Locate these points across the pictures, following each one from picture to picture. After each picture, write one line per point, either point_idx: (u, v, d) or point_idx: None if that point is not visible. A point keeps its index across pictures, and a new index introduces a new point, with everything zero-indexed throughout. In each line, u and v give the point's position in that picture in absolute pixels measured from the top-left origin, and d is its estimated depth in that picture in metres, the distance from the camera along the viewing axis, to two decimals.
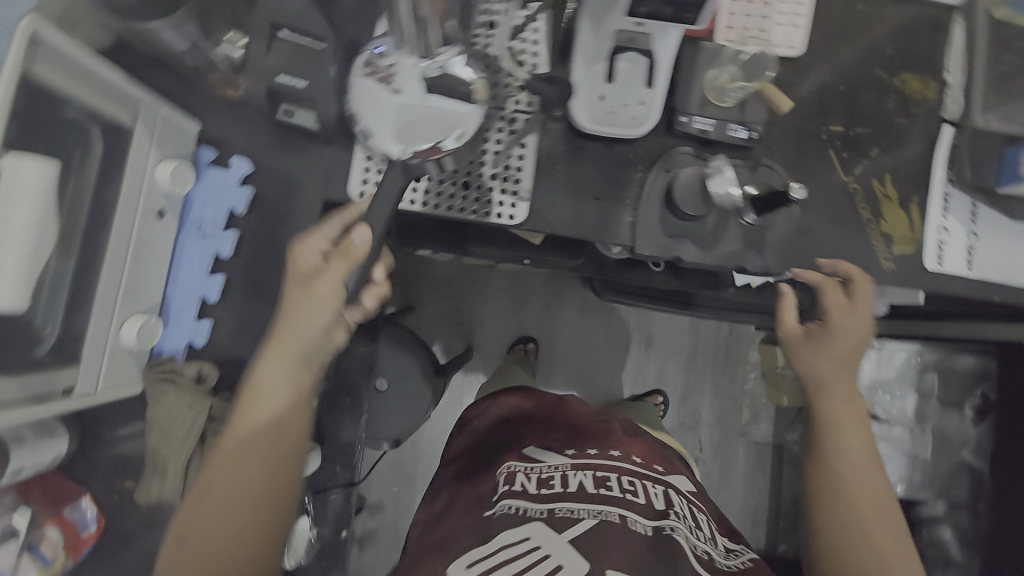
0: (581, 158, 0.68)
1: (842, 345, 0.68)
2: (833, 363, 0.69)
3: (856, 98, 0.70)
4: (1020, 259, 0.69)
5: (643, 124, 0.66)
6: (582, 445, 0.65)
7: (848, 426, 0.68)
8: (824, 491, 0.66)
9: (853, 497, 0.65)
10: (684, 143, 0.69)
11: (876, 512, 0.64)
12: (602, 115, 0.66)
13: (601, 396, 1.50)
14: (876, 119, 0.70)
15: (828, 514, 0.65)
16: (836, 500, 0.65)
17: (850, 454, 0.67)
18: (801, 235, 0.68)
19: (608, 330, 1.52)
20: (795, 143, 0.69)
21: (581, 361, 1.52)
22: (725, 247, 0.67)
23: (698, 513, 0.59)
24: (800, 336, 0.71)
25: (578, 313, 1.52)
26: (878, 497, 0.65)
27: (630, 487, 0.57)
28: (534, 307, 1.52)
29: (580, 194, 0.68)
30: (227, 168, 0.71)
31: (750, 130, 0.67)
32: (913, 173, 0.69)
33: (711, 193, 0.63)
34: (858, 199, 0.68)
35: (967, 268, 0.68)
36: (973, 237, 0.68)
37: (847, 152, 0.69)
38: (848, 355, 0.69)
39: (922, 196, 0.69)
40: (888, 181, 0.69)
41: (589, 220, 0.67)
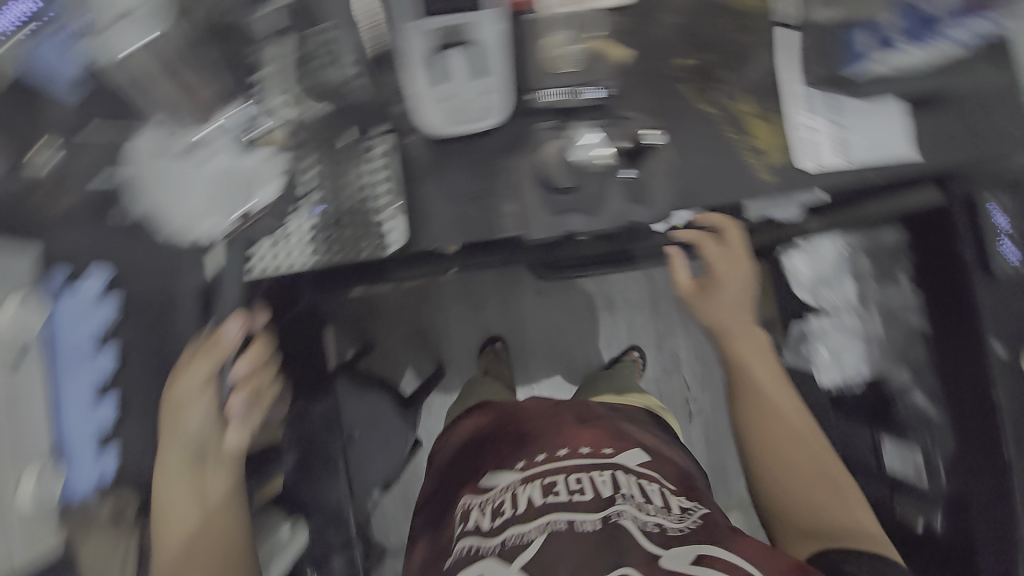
0: (447, 162, 0.66)
1: (732, 290, 0.86)
2: (729, 309, 0.85)
3: (692, 28, 0.70)
4: (892, 135, 0.71)
5: (495, 112, 0.64)
6: (533, 453, 0.72)
7: (755, 360, 0.81)
8: (751, 418, 0.76)
9: (775, 417, 0.75)
10: (542, 119, 0.68)
11: (800, 429, 0.74)
12: (450, 113, 0.63)
13: (582, 368, 1.51)
14: (716, 43, 0.70)
15: (756, 436, 0.75)
16: (760, 421, 0.75)
17: (762, 385, 0.78)
18: (680, 174, 0.68)
19: (569, 304, 1.52)
20: (647, 88, 0.69)
21: (553, 341, 1.53)
22: (609, 209, 0.67)
23: (649, 483, 0.66)
24: (698, 292, 0.89)
25: (537, 296, 1.52)
26: (797, 418, 0.75)
27: (577, 487, 0.64)
28: (493, 304, 1.51)
29: (456, 199, 0.66)
30: (78, 287, 0.64)
31: (605, 88, 0.68)
32: (765, 84, 0.70)
33: (575, 162, 0.68)
34: (722, 125, 0.68)
35: (846, 161, 0.69)
36: (841, 129, 0.70)
37: (699, 83, 0.69)
38: (739, 298, 0.86)
39: (785, 105, 0.70)
40: (742, 99, 0.70)
41: (472, 223, 0.66)
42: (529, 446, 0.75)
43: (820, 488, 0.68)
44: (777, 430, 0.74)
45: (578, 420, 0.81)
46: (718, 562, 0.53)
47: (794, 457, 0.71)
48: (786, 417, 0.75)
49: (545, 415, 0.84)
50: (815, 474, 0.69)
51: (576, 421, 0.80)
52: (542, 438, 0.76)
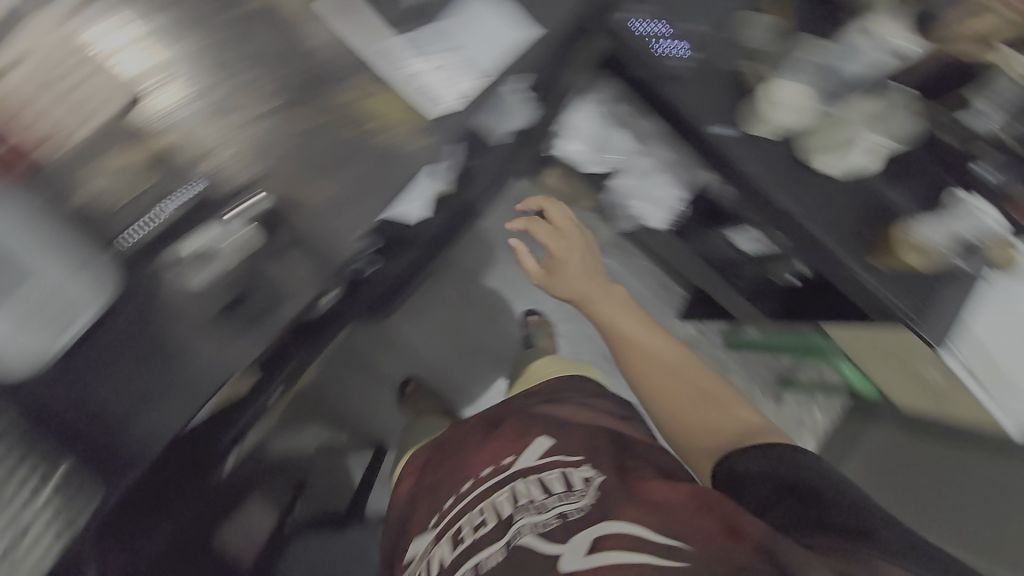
0: (89, 368, 0.54)
1: (573, 258, 1.04)
2: (575, 278, 1.03)
3: (253, 55, 0.61)
4: (502, 28, 0.69)
5: (95, 293, 0.53)
6: (448, 499, 0.91)
7: (619, 312, 1.00)
8: (636, 372, 0.91)
9: (651, 364, 0.91)
10: (154, 251, 0.56)
11: (672, 364, 0.91)
12: (35, 326, 0.49)
13: (488, 346, 1.68)
14: (287, 54, 0.62)
15: (645, 382, 0.90)
16: (644, 369, 0.91)
17: (629, 335, 0.96)
18: (340, 199, 0.61)
19: (436, 307, 1.65)
20: (252, 142, 0.60)
21: (447, 343, 1.67)
22: (297, 280, 0.59)
23: (546, 477, 0.82)
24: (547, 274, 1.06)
25: (409, 320, 1.63)
26: (676, 359, 0.92)
27: (482, 519, 0.80)
28: (379, 353, 1.60)
29: (134, 393, 0.54)
30: None
31: (194, 180, 0.56)
32: (361, 61, 0.63)
33: (205, 273, 0.56)
34: (346, 128, 0.62)
35: (483, 76, 0.67)
36: (458, 51, 0.67)
37: (300, 104, 0.61)
38: (581, 266, 1.04)
39: (393, 65, 0.64)
40: (352, 91, 0.63)
41: (171, 399, 0.55)
42: (454, 482, 0.95)
43: (705, 408, 0.84)
44: (658, 376, 0.89)
45: (496, 435, 1.02)
46: (608, 542, 0.64)
47: (679, 393, 0.86)
48: (656, 358, 0.91)
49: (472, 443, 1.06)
50: (698, 400, 0.85)
51: (494, 437, 1.01)
52: (469, 467, 0.96)
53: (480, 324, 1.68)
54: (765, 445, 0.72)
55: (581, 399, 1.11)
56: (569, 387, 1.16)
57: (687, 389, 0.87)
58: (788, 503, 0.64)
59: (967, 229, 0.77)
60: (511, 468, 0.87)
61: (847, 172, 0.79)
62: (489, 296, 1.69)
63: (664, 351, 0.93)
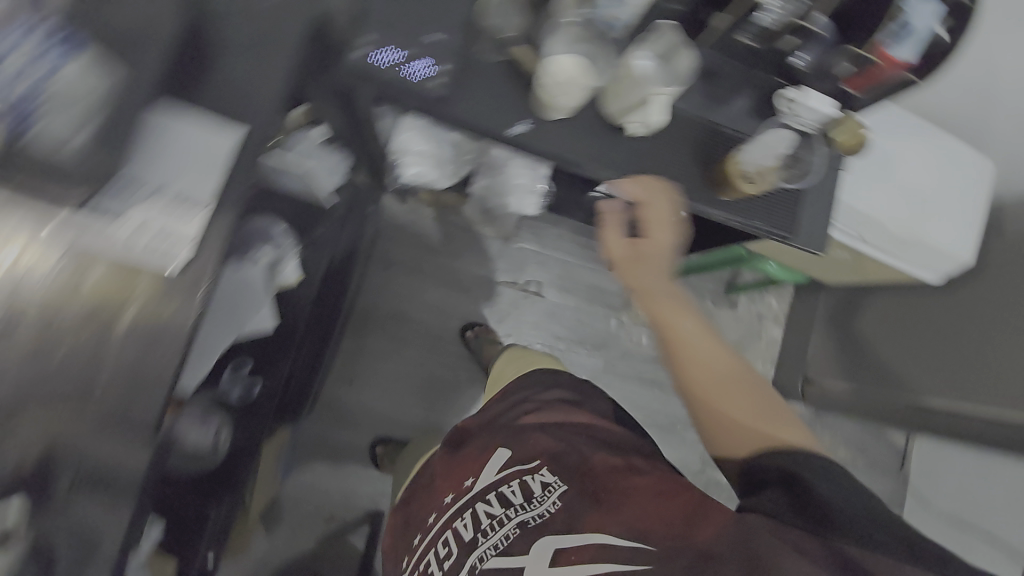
0: None
1: (661, 257, 0.72)
2: (654, 278, 0.70)
3: None
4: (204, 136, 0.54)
5: None
6: (416, 533, 0.86)
7: (676, 316, 0.69)
8: (685, 384, 0.69)
9: (712, 371, 0.68)
10: None
11: (725, 375, 0.68)
12: None
13: (439, 375, 1.63)
14: None
15: (701, 399, 0.68)
16: (698, 379, 0.68)
17: (691, 338, 0.68)
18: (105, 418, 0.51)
19: (370, 360, 1.58)
20: None
21: (399, 391, 1.60)
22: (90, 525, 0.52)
23: (505, 492, 0.76)
24: (627, 255, 0.73)
25: (350, 385, 1.56)
26: (721, 366, 0.68)
27: (447, 548, 0.75)
28: (334, 430, 1.54)
29: None
30: None
31: None
32: (48, 243, 0.51)
33: None
34: (74, 328, 0.51)
35: (199, 211, 0.53)
36: (162, 192, 0.53)
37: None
38: (669, 270, 0.72)
39: (83, 241, 0.51)
40: (58, 280, 0.51)
41: None
42: (421, 513, 0.90)
43: (757, 420, 0.66)
44: (717, 388, 0.67)
45: (460, 450, 0.95)
46: (570, 556, 0.64)
47: (731, 406, 0.67)
48: (716, 369, 0.68)
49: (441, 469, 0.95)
50: (755, 412, 0.67)
51: (459, 458, 0.92)
52: (438, 494, 0.88)
53: (423, 356, 1.62)
54: (812, 467, 0.61)
55: (553, 392, 0.99)
56: (541, 380, 1.03)
57: (739, 411, 0.67)
58: (788, 501, 0.61)
59: (783, 141, 0.78)
60: (471, 490, 0.80)
61: (651, 130, 0.73)
62: (421, 325, 1.63)
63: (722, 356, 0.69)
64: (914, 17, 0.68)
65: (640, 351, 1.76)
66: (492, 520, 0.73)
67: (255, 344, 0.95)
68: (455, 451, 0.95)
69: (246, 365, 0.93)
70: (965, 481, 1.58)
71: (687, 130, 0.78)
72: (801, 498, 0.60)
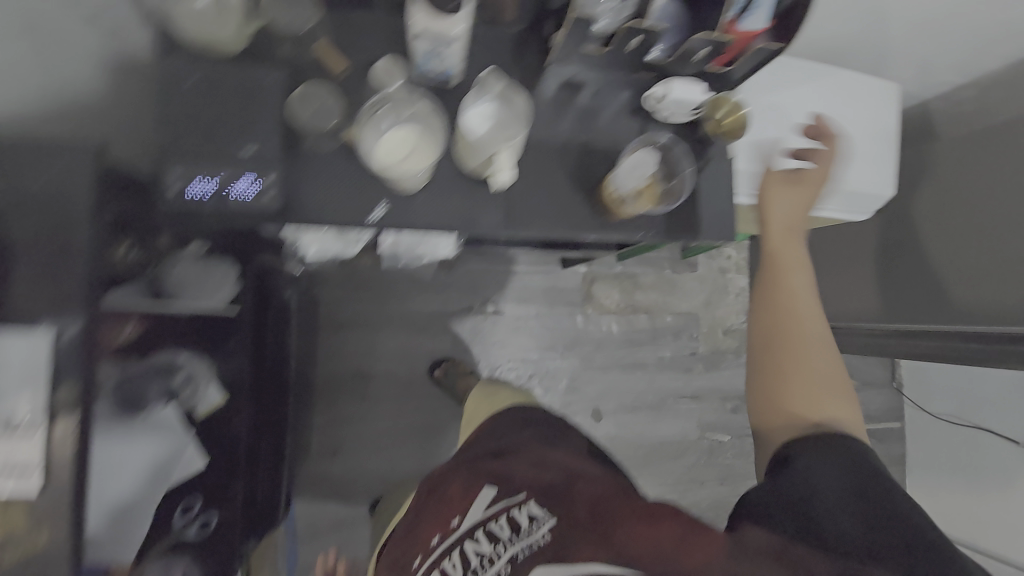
0: None
1: (797, 203, 0.81)
2: (781, 223, 0.80)
3: None
4: None
5: None
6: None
7: (778, 283, 0.76)
8: (761, 337, 0.74)
9: (788, 325, 0.72)
10: None
11: (817, 334, 0.72)
12: None
13: (423, 420, 1.56)
14: None
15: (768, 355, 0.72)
16: (778, 337, 0.72)
17: (803, 307, 0.74)
18: None
19: (348, 427, 1.51)
20: None
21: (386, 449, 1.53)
22: None
23: (495, 529, 0.68)
24: (796, 182, 0.82)
25: (335, 456, 1.50)
26: (817, 326, 0.72)
27: None
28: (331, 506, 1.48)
29: None
30: None
31: None
32: None
33: None
34: None
35: None
36: None
37: None
38: (796, 217, 0.81)
39: None
40: None
41: None
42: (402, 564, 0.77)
43: (818, 396, 0.67)
44: (799, 341, 0.71)
45: (438, 488, 0.83)
46: None
47: (804, 363, 0.70)
48: (808, 324, 0.72)
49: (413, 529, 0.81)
50: (821, 376, 0.69)
51: (440, 496, 0.80)
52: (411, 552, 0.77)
53: (400, 407, 1.55)
54: (847, 445, 0.62)
55: (534, 431, 0.91)
56: (514, 421, 0.95)
57: (813, 374, 0.69)
58: (851, 513, 0.55)
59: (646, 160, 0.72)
60: (460, 530, 0.71)
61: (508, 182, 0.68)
62: (387, 377, 1.55)
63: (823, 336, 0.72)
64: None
65: (614, 338, 1.72)
66: (482, 560, 0.65)
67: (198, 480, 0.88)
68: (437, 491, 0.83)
69: (196, 507, 0.88)
70: (961, 382, 1.56)
71: (563, 158, 0.73)
72: (811, 467, 0.60)
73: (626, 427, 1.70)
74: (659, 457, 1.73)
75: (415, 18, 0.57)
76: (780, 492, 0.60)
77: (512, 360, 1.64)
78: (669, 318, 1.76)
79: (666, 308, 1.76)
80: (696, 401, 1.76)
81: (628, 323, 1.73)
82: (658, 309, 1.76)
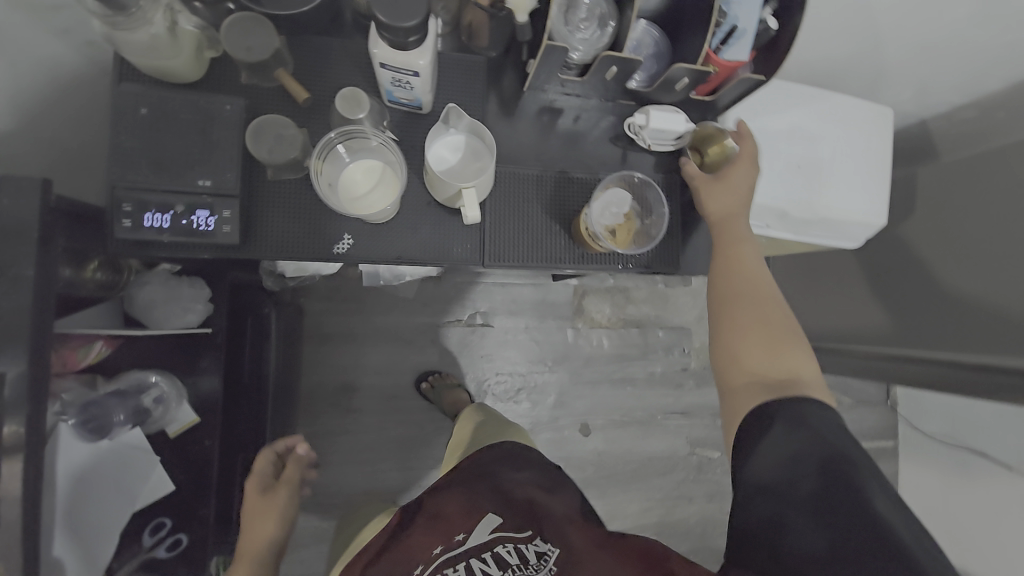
0: None
1: (745, 175, 0.70)
2: (722, 201, 0.69)
3: None
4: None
5: None
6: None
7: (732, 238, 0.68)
8: (719, 296, 0.66)
9: (743, 287, 0.66)
10: None
11: (762, 301, 0.65)
12: None
13: (409, 431, 1.55)
14: None
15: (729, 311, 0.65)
16: (735, 296, 0.65)
17: (753, 269, 0.67)
18: None
19: (333, 437, 1.50)
20: None
21: (370, 461, 1.52)
22: None
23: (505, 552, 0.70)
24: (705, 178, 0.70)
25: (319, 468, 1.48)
26: (764, 286, 0.66)
27: None
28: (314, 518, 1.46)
29: None
30: None
31: None
32: None
33: None
34: None
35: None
36: None
37: None
38: (739, 194, 0.69)
39: None
40: None
41: None
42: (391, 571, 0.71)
43: (778, 358, 0.62)
44: (751, 306, 0.64)
45: (427, 503, 0.80)
46: None
47: (755, 325, 0.63)
48: (760, 284, 0.65)
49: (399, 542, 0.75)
50: (781, 329, 0.63)
51: (433, 511, 0.78)
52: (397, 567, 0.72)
53: (384, 420, 1.54)
54: (816, 416, 0.57)
55: (528, 461, 0.86)
56: (503, 455, 0.85)
57: (770, 338, 0.62)
58: (839, 517, 0.53)
59: (620, 198, 0.71)
60: (466, 548, 0.71)
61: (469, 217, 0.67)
62: (372, 389, 1.54)
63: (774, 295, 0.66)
64: (738, 17, 0.64)
65: (603, 354, 1.70)
66: None
67: (165, 503, 0.84)
68: (431, 501, 0.80)
69: (166, 526, 0.83)
70: (955, 406, 1.53)
71: (539, 192, 0.71)
72: (776, 442, 0.57)
73: (614, 443, 1.68)
74: (647, 473, 1.71)
75: (377, 52, 0.57)
76: (754, 511, 0.57)
77: (500, 374, 1.63)
78: (661, 333, 1.74)
79: (657, 323, 1.74)
80: (685, 418, 1.74)
81: (618, 338, 1.71)
82: (649, 324, 1.73)
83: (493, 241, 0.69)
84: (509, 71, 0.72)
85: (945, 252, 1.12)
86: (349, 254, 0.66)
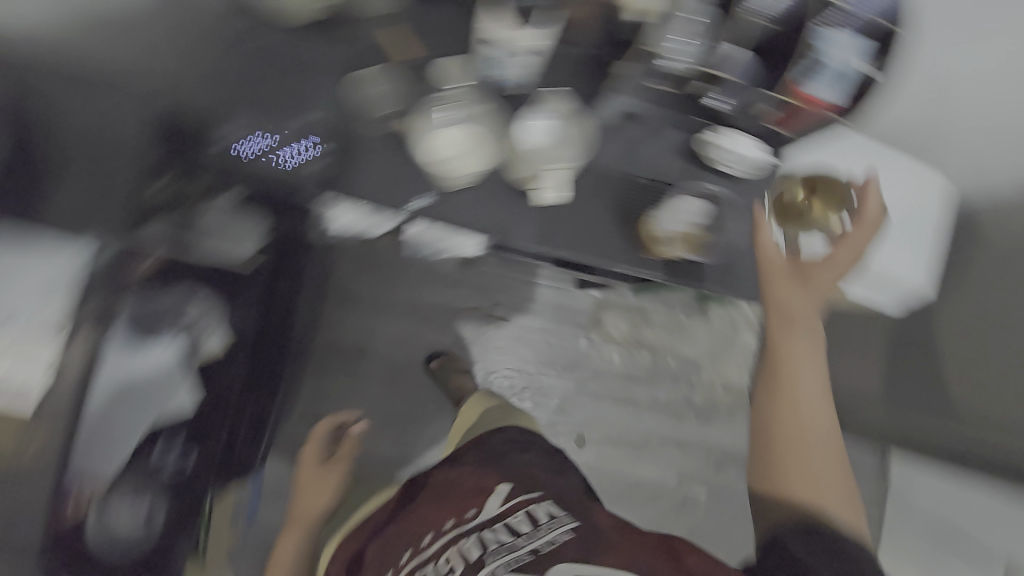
0: None
1: (823, 279, 0.70)
2: (794, 299, 0.70)
3: None
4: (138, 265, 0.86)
5: None
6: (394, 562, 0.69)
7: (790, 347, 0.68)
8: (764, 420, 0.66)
9: (790, 416, 0.64)
10: None
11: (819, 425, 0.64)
12: None
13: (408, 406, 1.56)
14: None
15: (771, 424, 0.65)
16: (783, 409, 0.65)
17: (806, 385, 0.66)
18: None
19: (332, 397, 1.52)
20: None
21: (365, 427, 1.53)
22: None
23: (511, 523, 0.64)
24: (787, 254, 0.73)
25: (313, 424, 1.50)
26: (818, 419, 0.64)
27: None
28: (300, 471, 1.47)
29: None
30: None
31: None
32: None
33: None
34: None
35: None
36: None
37: None
38: (808, 301, 0.70)
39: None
40: None
41: None
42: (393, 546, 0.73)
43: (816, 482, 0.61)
44: (797, 433, 0.63)
45: (428, 487, 0.83)
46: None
47: (801, 455, 0.63)
48: (818, 423, 0.64)
49: (401, 526, 0.76)
50: (828, 474, 0.62)
51: (445, 487, 0.79)
52: (406, 539, 0.71)
53: (389, 391, 1.56)
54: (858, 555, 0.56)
55: (538, 452, 0.88)
56: (513, 440, 0.90)
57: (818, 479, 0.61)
58: None
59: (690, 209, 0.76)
60: (474, 521, 0.67)
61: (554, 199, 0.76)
62: (384, 359, 1.56)
63: (825, 414, 0.65)
64: (833, 59, 0.75)
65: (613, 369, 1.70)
66: (501, 543, 0.60)
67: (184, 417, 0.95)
68: (439, 483, 0.82)
69: (179, 438, 0.95)
70: None
71: (602, 190, 0.77)
72: (803, 560, 0.56)
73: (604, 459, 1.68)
74: (632, 497, 1.69)
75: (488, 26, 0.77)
76: None
77: (506, 370, 1.64)
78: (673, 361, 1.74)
79: (669, 350, 1.73)
80: (681, 450, 1.71)
81: (630, 357, 1.72)
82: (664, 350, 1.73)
83: (551, 225, 0.76)
84: (589, 65, 0.80)
85: (966, 364, 1.02)
86: (422, 208, 0.74)
